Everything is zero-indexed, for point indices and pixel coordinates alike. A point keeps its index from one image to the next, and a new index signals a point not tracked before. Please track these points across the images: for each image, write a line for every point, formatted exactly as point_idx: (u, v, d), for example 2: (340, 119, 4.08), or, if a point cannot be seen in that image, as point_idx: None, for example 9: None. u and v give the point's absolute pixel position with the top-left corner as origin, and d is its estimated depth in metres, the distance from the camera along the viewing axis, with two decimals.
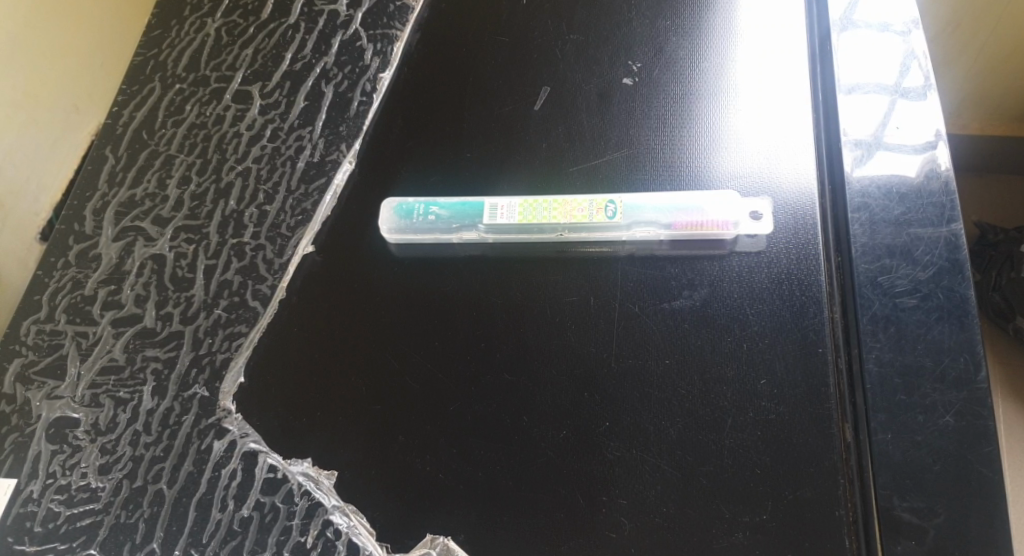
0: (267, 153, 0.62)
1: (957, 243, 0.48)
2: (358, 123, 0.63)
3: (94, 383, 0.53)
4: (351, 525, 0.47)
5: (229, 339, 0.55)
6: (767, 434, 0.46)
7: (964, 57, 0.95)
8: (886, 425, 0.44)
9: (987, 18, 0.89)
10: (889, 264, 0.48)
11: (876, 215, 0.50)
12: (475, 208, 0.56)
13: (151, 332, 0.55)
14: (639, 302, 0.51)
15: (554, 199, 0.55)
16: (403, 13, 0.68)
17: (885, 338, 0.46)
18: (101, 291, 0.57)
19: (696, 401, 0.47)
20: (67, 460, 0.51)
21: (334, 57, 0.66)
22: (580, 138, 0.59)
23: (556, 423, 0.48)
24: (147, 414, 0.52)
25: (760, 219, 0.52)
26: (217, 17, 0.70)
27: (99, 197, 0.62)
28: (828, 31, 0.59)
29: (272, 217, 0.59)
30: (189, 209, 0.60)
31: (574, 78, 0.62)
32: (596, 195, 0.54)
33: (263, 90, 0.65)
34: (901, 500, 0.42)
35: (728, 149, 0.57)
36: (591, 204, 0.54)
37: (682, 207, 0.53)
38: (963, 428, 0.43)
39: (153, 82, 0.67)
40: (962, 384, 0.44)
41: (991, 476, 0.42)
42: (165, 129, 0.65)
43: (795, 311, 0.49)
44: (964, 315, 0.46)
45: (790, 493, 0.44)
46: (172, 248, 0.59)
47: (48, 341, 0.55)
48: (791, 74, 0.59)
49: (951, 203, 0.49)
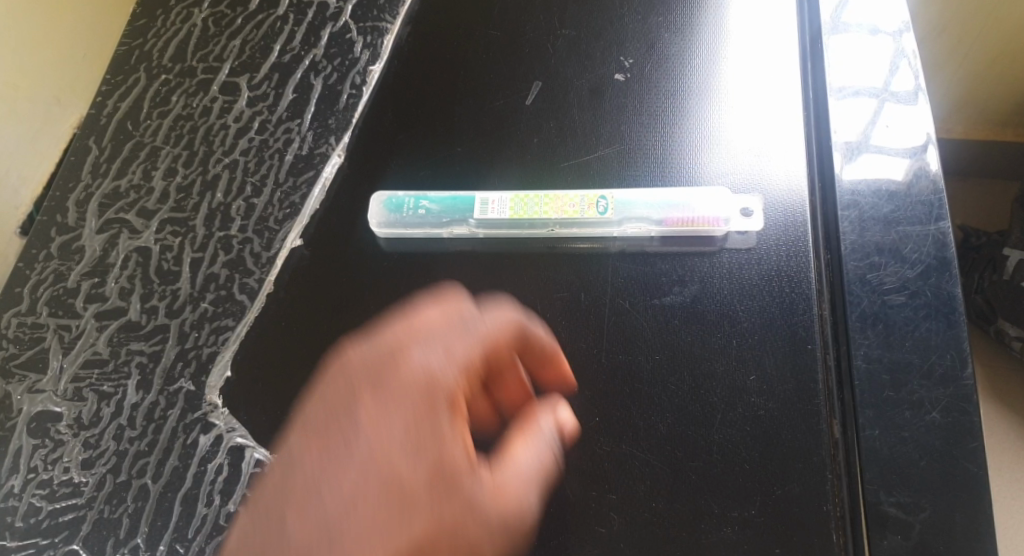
0: (254, 145, 0.62)
1: (944, 241, 0.48)
2: (348, 116, 0.62)
3: (76, 376, 0.53)
4: None
5: (215, 333, 0.54)
6: (756, 430, 0.46)
7: (950, 60, 0.93)
8: (874, 421, 0.44)
9: (972, 23, 0.88)
10: (878, 262, 0.49)
11: (866, 212, 0.50)
12: (467, 200, 0.56)
13: (136, 325, 0.55)
14: (630, 297, 0.51)
15: (545, 195, 0.55)
16: (394, 6, 0.67)
17: (874, 335, 0.46)
18: (84, 283, 0.57)
19: (686, 397, 0.47)
20: (49, 454, 0.50)
21: (324, 50, 0.66)
22: (572, 134, 0.59)
23: (546, 419, 0.48)
24: (131, 409, 0.51)
25: (750, 215, 0.53)
26: (203, 7, 0.69)
27: (82, 188, 0.61)
28: (819, 29, 0.59)
29: (260, 211, 0.59)
30: (175, 201, 0.60)
31: (566, 73, 0.61)
32: (587, 191, 0.55)
33: (251, 82, 0.65)
34: (888, 495, 0.42)
35: (719, 147, 0.57)
36: (582, 200, 0.54)
37: (673, 204, 0.53)
38: (950, 424, 0.43)
39: (139, 72, 0.67)
40: (949, 381, 0.44)
41: (976, 472, 0.42)
42: (151, 121, 0.64)
43: (784, 307, 0.49)
44: (951, 313, 0.46)
45: (778, 489, 0.44)
46: (158, 241, 0.58)
47: (30, 334, 0.55)
48: (781, 71, 0.59)
49: (939, 202, 0.50)
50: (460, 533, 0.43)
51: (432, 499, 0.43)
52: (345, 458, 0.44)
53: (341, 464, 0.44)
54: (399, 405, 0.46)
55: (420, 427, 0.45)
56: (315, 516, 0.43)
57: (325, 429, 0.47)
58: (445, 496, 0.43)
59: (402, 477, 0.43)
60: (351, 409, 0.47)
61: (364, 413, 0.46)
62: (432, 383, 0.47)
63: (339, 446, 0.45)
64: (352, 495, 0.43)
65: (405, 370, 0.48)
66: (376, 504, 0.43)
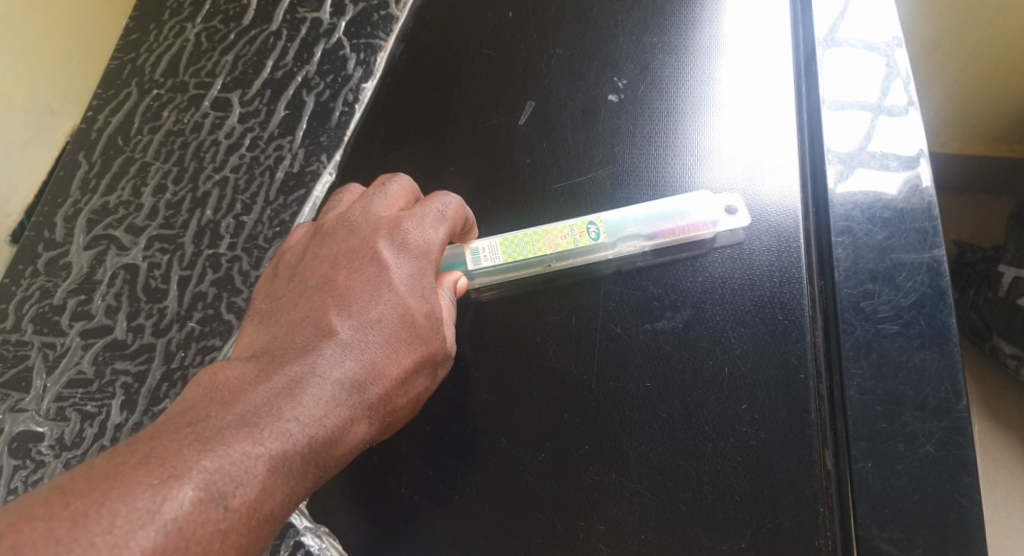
0: (245, 162, 0.61)
1: (939, 269, 0.48)
2: (340, 134, 0.62)
3: (60, 396, 0.52)
4: (321, 548, 0.47)
5: (201, 353, 0.53)
6: (748, 461, 0.45)
7: (944, 74, 0.91)
8: (867, 453, 0.43)
9: (968, 37, 0.85)
10: (872, 289, 0.48)
11: (859, 239, 0.50)
12: (456, 255, 0.54)
13: (122, 344, 0.54)
14: (621, 321, 0.50)
15: (533, 232, 0.54)
16: (387, 23, 0.67)
17: (867, 366, 0.46)
18: (70, 300, 0.56)
19: (677, 426, 0.46)
20: (29, 475, 0.49)
21: (316, 66, 0.65)
22: (564, 154, 0.58)
23: (534, 446, 0.47)
24: (114, 429, 0.51)
25: (735, 213, 0.53)
26: (197, 22, 0.69)
27: (71, 204, 0.61)
28: (813, 49, 0.58)
29: (249, 229, 0.58)
30: (164, 218, 0.59)
31: (559, 93, 0.61)
32: (574, 219, 0.54)
33: (243, 97, 0.64)
34: (880, 531, 0.42)
35: (713, 171, 0.56)
36: (572, 229, 0.54)
37: (659, 215, 0.53)
38: (944, 458, 0.43)
39: (130, 87, 0.66)
40: (942, 413, 0.44)
41: (970, 508, 0.41)
42: (142, 136, 0.64)
43: (777, 334, 0.48)
44: (946, 343, 0.46)
45: (769, 523, 0.43)
46: (146, 258, 0.58)
47: (14, 351, 0.54)
48: (776, 94, 0.58)
49: (934, 228, 0.49)
50: (432, 363, 0.44)
51: (435, 331, 0.44)
52: (369, 300, 0.43)
53: (367, 298, 0.43)
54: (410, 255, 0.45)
55: (423, 274, 0.45)
56: (353, 326, 0.42)
57: (340, 265, 0.45)
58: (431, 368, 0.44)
59: (410, 314, 0.43)
60: (368, 249, 0.45)
61: (383, 259, 0.44)
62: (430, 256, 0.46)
63: (362, 283, 0.44)
64: (379, 319, 0.42)
65: (416, 234, 0.46)
66: (399, 332, 0.42)
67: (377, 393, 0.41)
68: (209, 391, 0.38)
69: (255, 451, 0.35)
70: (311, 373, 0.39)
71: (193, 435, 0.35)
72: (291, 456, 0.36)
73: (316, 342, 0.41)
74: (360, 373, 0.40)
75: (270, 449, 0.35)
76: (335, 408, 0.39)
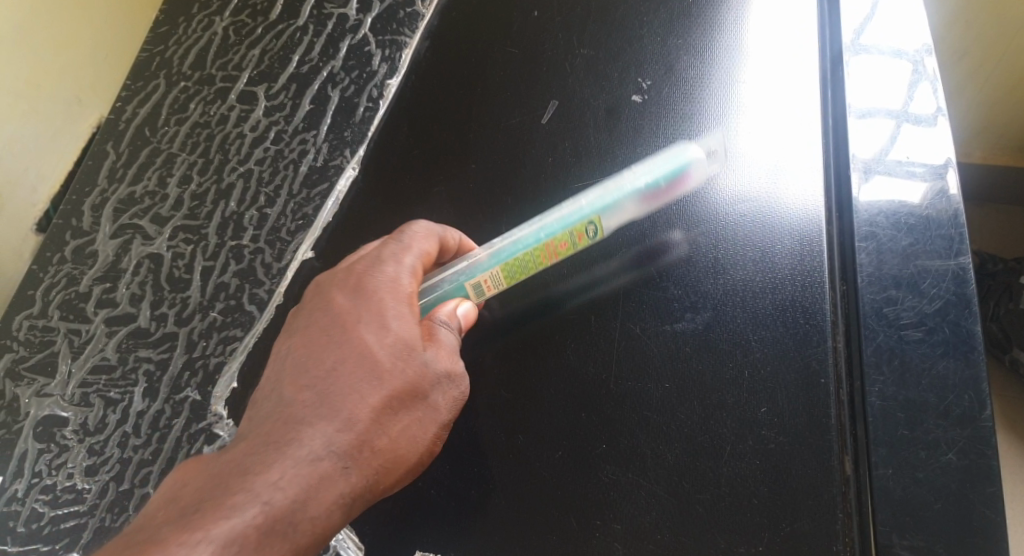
0: (270, 155, 0.62)
1: (965, 276, 0.47)
2: (364, 129, 0.62)
3: (84, 382, 0.53)
4: (339, 539, 0.47)
5: (223, 343, 0.54)
6: (766, 464, 0.44)
7: (969, 84, 0.90)
8: (888, 460, 0.43)
9: (995, 47, 0.84)
10: (895, 296, 0.48)
11: (884, 245, 0.50)
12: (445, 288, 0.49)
13: (145, 332, 0.55)
14: (640, 322, 0.50)
15: (535, 249, 0.49)
16: (412, 20, 0.67)
17: (889, 372, 0.45)
18: (95, 289, 0.57)
19: (696, 427, 0.46)
20: (53, 459, 0.50)
21: (342, 61, 0.66)
22: (586, 153, 0.58)
23: (552, 444, 0.47)
24: (136, 416, 0.51)
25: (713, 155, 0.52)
26: (225, 16, 0.70)
27: (98, 193, 0.61)
28: (839, 53, 0.58)
29: (272, 221, 0.59)
30: (189, 209, 0.60)
31: (582, 93, 0.61)
32: (573, 221, 0.48)
33: (269, 91, 0.65)
34: (901, 538, 0.41)
35: (736, 174, 0.56)
36: (572, 235, 0.49)
37: (650, 185, 0.49)
38: (967, 466, 0.42)
39: (158, 78, 0.67)
40: (966, 422, 0.43)
41: (994, 518, 0.41)
42: (168, 127, 0.64)
43: (798, 337, 0.48)
44: (970, 350, 0.45)
45: (787, 527, 0.43)
46: (170, 248, 0.58)
47: (41, 337, 0.55)
48: (802, 97, 0.58)
49: (961, 235, 0.49)
50: (412, 396, 0.43)
51: (399, 366, 0.43)
52: (327, 352, 0.44)
53: (327, 348, 0.44)
54: (362, 302, 0.45)
55: (382, 308, 0.45)
56: (314, 383, 0.43)
57: (308, 322, 0.46)
58: (408, 401, 0.43)
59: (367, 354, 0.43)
60: (329, 301, 0.46)
61: (339, 308, 0.45)
62: (392, 289, 0.46)
63: (321, 335, 0.45)
64: (334, 367, 0.43)
65: (374, 276, 0.46)
66: (357, 377, 0.42)
67: (346, 442, 0.41)
68: (180, 487, 0.39)
69: (203, 536, 0.35)
70: (274, 444, 0.40)
71: (149, 535, 0.36)
72: (248, 532, 0.36)
73: (282, 407, 0.42)
74: (325, 429, 0.41)
75: (219, 530, 0.35)
76: (295, 471, 0.39)
